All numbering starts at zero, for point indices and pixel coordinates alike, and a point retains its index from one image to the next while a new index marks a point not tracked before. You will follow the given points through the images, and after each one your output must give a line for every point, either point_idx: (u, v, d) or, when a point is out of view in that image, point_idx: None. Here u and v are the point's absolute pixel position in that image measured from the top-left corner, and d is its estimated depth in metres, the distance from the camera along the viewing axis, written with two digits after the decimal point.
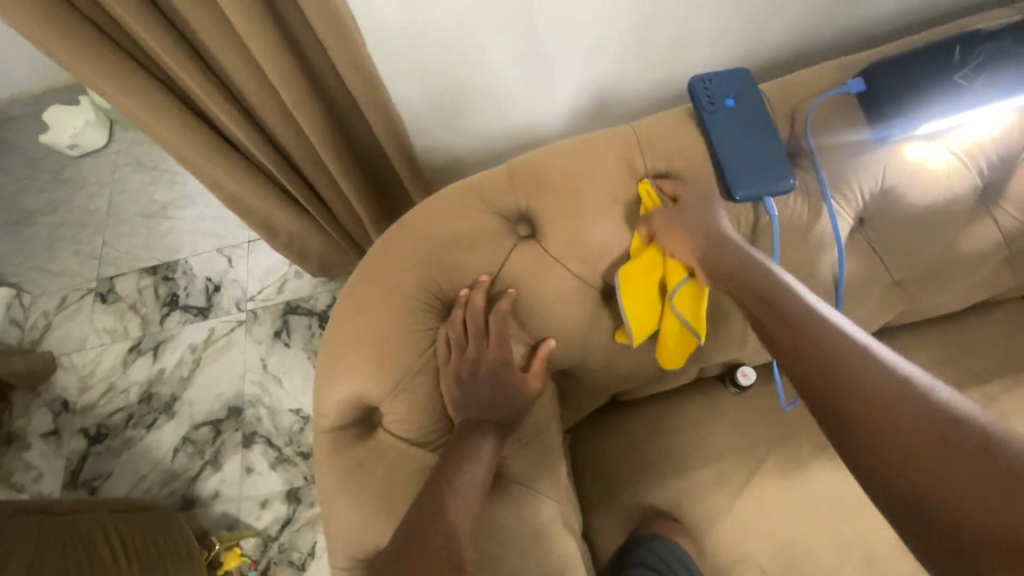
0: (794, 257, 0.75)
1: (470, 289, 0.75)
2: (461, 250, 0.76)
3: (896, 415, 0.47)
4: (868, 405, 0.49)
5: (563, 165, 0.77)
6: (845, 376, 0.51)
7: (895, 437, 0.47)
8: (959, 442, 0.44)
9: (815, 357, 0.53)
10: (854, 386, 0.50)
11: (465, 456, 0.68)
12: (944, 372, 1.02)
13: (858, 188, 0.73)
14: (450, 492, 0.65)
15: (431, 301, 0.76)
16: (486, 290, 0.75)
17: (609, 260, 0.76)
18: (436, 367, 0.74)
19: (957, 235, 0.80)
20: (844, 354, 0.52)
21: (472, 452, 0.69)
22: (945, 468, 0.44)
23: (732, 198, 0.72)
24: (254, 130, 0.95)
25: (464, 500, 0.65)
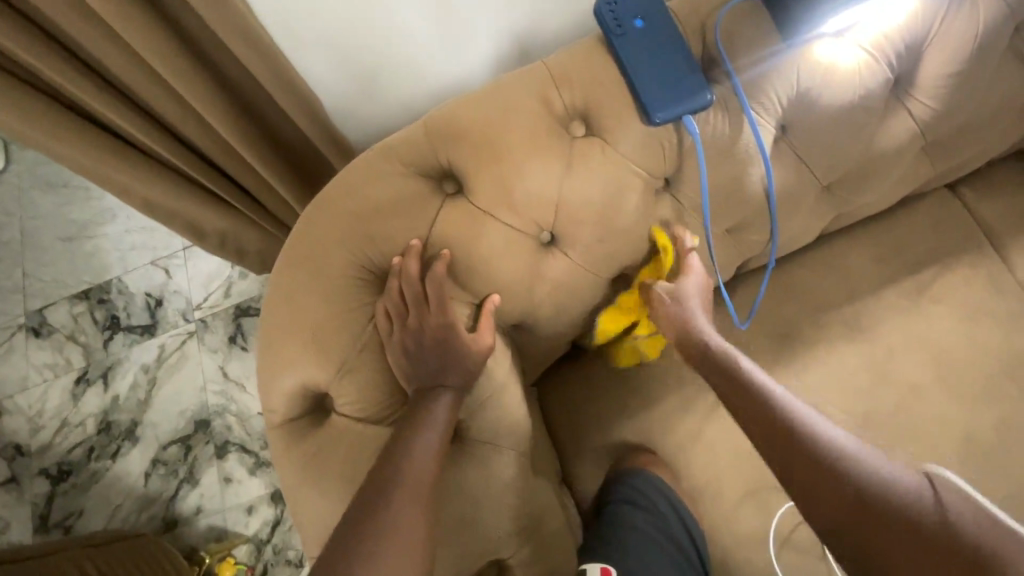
0: (721, 176, 0.76)
1: (402, 256, 0.72)
2: (387, 217, 0.73)
3: (783, 441, 0.66)
4: (802, 436, 0.65)
5: (482, 114, 0.73)
6: (785, 422, 0.67)
7: (795, 461, 0.64)
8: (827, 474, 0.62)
9: (756, 399, 0.70)
10: (766, 426, 0.68)
11: (421, 425, 0.68)
12: (878, 269, 1.07)
13: (775, 95, 0.72)
14: (412, 463, 0.65)
15: (363, 275, 0.73)
16: (420, 255, 0.72)
17: (542, 207, 0.74)
18: (381, 342, 0.72)
19: (875, 132, 0.81)
20: (793, 450, 0.65)
21: (429, 420, 0.68)
22: (814, 488, 0.63)
23: (652, 122, 0.70)
24: (154, 127, 0.87)
25: (426, 470, 0.65)
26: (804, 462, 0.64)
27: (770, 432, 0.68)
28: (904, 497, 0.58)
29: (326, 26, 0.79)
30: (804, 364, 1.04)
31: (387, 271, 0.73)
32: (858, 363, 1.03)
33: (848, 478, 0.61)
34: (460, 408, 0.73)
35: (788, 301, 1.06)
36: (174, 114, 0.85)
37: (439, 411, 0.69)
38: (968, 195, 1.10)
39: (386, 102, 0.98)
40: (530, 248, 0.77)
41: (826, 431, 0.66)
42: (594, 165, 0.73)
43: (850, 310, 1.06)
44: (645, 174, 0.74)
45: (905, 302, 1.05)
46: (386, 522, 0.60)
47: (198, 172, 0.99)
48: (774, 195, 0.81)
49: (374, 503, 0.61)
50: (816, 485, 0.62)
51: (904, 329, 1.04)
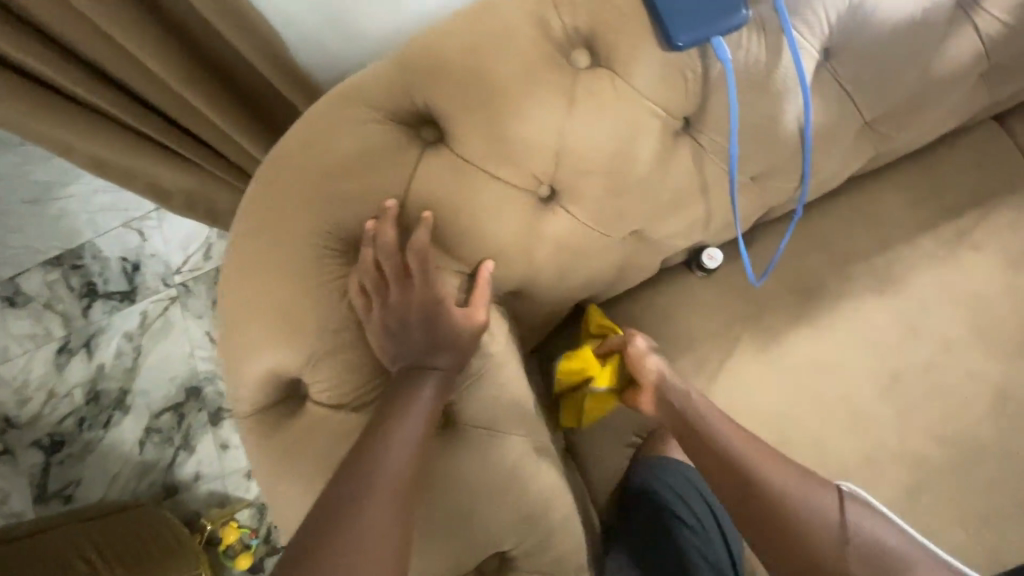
0: (753, 112, 0.63)
1: (376, 220, 0.61)
2: (356, 174, 0.62)
3: (733, 471, 0.74)
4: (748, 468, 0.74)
5: (465, 42, 0.60)
6: (768, 499, 0.72)
7: (739, 493, 0.73)
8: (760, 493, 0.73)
9: (713, 448, 0.75)
10: (725, 465, 0.74)
11: (402, 409, 0.60)
12: (913, 215, 0.96)
13: (821, 10, 0.60)
14: (389, 450, 0.59)
15: (330, 243, 0.62)
16: (397, 219, 0.61)
17: (540, 157, 0.62)
18: (357, 320, 0.63)
19: (933, 54, 0.68)
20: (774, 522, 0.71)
21: (412, 405, 0.60)
22: (747, 506, 0.73)
23: (674, 47, 0.58)
24: (83, 73, 0.74)
25: (405, 461, 0.59)
26: (755, 493, 0.72)
27: (724, 468, 0.74)
28: (818, 507, 0.72)
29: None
30: (829, 321, 0.95)
31: (360, 238, 0.63)
32: (886, 319, 0.95)
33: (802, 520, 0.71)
34: (449, 390, 0.64)
35: (813, 253, 0.96)
36: (106, 57, 0.71)
37: (424, 395, 0.61)
38: (1016, 128, 0.98)
39: (351, 32, 0.83)
40: (527, 205, 0.66)
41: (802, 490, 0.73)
42: (601, 102, 0.60)
43: (880, 260, 0.96)
44: (662, 113, 0.62)
45: (941, 252, 0.96)
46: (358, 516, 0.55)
47: (147, 126, 0.86)
48: (811, 134, 0.69)
49: (346, 496, 0.56)
50: (751, 507, 0.73)
51: (939, 280, 0.95)
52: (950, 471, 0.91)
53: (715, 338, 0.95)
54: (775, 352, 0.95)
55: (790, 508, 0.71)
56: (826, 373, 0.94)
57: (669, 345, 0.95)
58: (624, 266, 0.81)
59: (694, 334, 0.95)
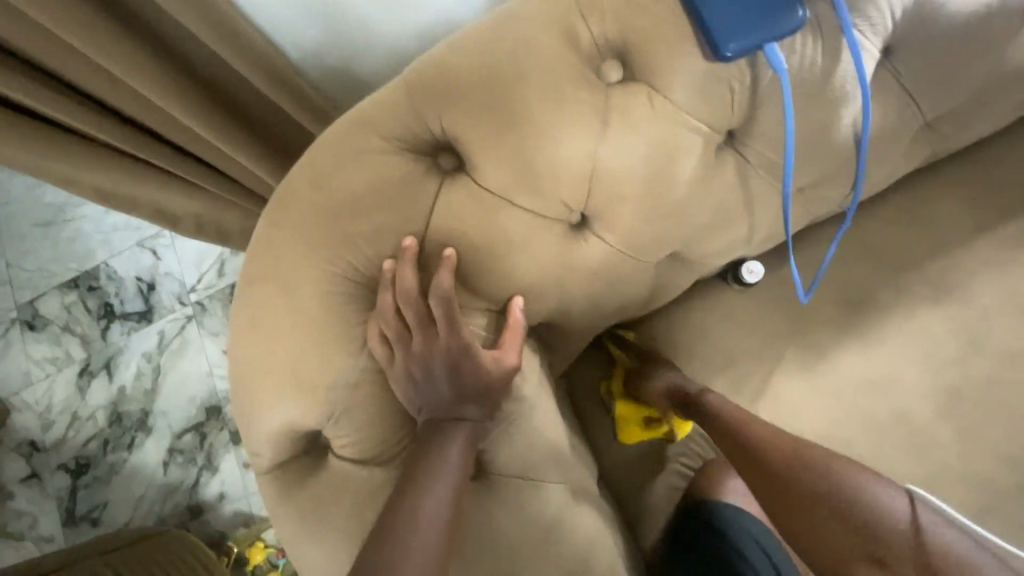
0: (806, 123, 0.57)
1: (395, 261, 0.56)
2: (369, 212, 0.56)
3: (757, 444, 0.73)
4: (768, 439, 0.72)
5: (483, 60, 0.54)
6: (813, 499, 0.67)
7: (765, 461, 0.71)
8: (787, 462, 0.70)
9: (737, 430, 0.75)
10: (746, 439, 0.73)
11: (433, 468, 0.55)
12: (965, 216, 0.89)
13: (885, 5, 0.53)
14: (420, 520, 0.53)
15: (346, 288, 0.57)
16: (416, 259, 0.56)
17: (570, 183, 0.57)
18: (379, 370, 0.58)
19: (1005, 46, 0.60)
20: (817, 514, 0.67)
21: (442, 461, 0.55)
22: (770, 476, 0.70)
23: (722, 57, 0.51)
24: (83, 107, 0.69)
25: (438, 523, 0.53)
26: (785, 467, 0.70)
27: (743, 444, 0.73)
28: (874, 495, 0.67)
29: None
30: (881, 334, 0.88)
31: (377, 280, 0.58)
32: (941, 329, 0.88)
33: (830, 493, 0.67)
34: (480, 439, 0.60)
35: (861, 261, 0.89)
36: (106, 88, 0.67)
37: (453, 448, 0.56)
38: None
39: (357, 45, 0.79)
40: (555, 234, 0.60)
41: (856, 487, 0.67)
42: (637, 121, 0.54)
43: (933, 266, 0.88)
44: (704, 129, 0.56)
45: (999, 255, 0.88)
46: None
47: (155, 156, 0.81)
48: (868, 141, 0.62)
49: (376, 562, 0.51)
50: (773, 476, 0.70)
51: (997, 286, 0.88)
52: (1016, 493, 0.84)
53: (756, 356, 0.89)
54: (822, 371, 0.89)
55: (841, 505, 0.66)
56: (878, 390, 0.88)
57: (707, 364, 0.89)
58: (660, 287, 0.75)
59: (733, 352, 0.89)
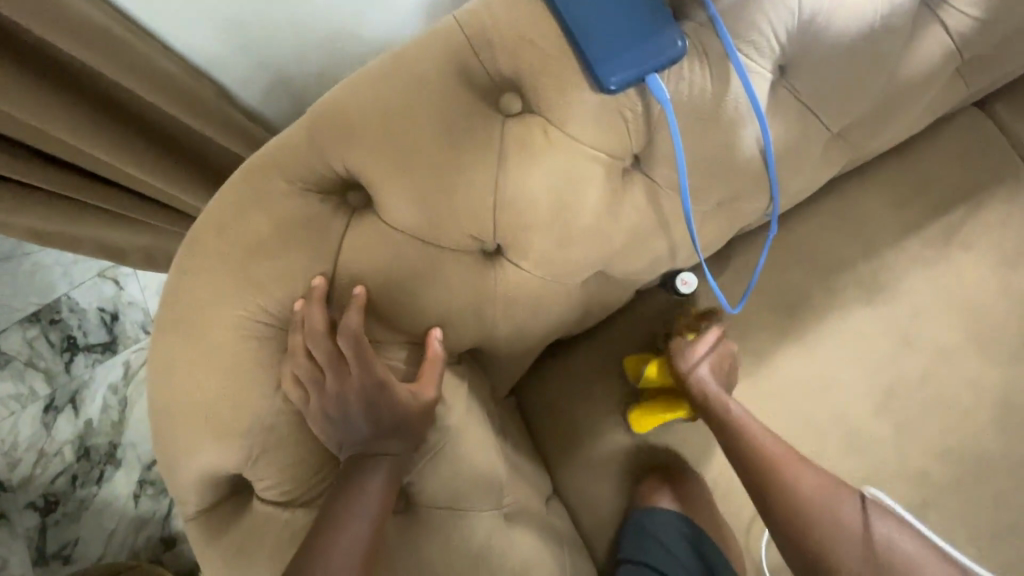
0: (705, 145, 0.58)
1: (304, 302, 0.56)
2: (276, 255, 0.56)
3: (744, 449, 0.75)
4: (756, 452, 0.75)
5: (379, 100, 0.54)
6: (802, 521, 0.71)
7: (749, 467, 0.75)
8: (768, 472, 0.74)
9: (736, 437, 0.76)
10: (738, 448, 0.76)
11: (347, 511, 0.55)
12: (898, 214, 0.89)
13: (768, 29, 0.54)
14: (333, 566, 0.54)
15: (258, 331, 0.57)
16: (325, 300, 0.56)
17: (477, 214, 0.57)
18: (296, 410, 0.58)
19: (900, 59, 0.61)
20: (798, 524, 0.72)
21: (358, 501, 0.56)
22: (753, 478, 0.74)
23: (607, 90, 0.52)
24: (5, 151, 0.68)
25: (353, 564, 0.55)
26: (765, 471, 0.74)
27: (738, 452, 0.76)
28: (833, 508, 0.72)
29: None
30: (821, 336, 0.89)
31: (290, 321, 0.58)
32: (878, 329, 0.88)
33: (800, 503, 0.72)
34: (402, 474, 0.60)
35: (795, 263, 0.89)
36: (31, 135, 0.67)
37: (369, 487, 0.57)
38: (1000, 112, 0.90)
39: None
40: (468, 264, 0.61)
41: (823, 500, 0.73)
42: (536, 152, 0.55)
43: (868, 267, 0.89)
44: (604, 156, 0.56)
45: (929, 251, 0.88)
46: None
47: (91, 197, 0.81)
48: (774, 158, 0.63)
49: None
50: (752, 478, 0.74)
51: (931, 284, 0.88)
52: (955, 487, 0.85)
53: None
54: (763, 377, 0.89)
55: (817, 521, 0.71)
56: (817, 392, 0.88)
57: None
58: (591, 304, 0.76)
59: None
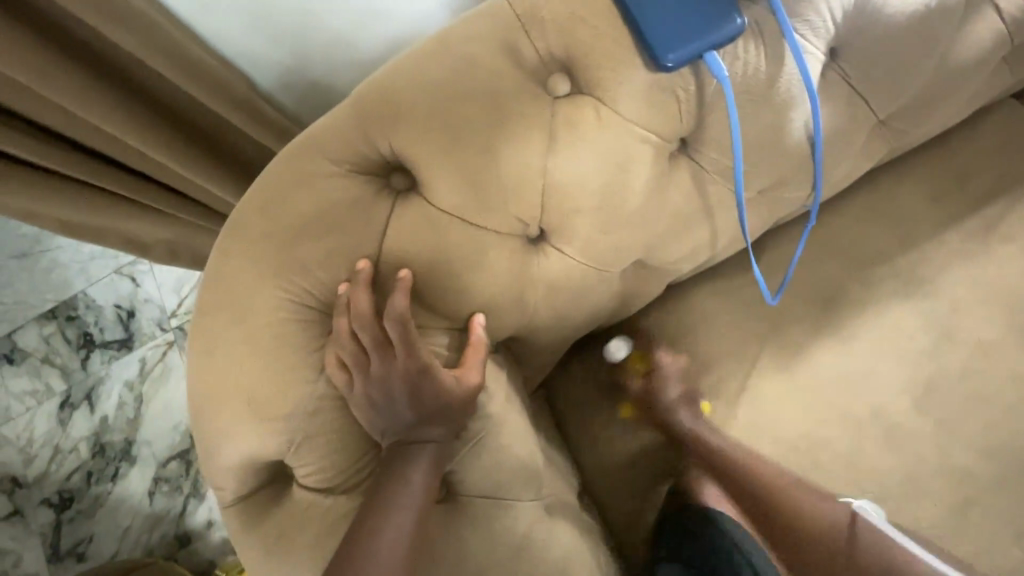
0: (755, 128, 0.57)
1: (349, 284, 0.55)
2: (320, 236, 0.55)
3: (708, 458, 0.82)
4: (718, 461, 0.81)
5: (425, 79, 0.53)
6: (788, 523, 0.77)
7: (716, 475, 0.81)
8: (728, 476, 0.81)
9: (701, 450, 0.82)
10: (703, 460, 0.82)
11: (393, 497, 0.54)
12: (936, 207, 0.87)
13: (823, 7, 0.53)
14: (379, 555, 0.52)
15: (301, 313, 0.56)
16: (370, 282, 0.55)
17: (523, 198, 0.56)
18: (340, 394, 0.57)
19: (951, 44, 0.60)
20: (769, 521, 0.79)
21: (403, 486, 0.55)
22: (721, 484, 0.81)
23: (663, 67, 0.51)
24: (33, 137, 0.67)
25: (400, 552, 0.53)
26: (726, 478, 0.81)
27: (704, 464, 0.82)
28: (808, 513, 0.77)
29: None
30: (856, 331, 0.87)
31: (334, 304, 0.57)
32: (916, 324, 0.86)
33: (767, 504, 0.79)
34: (445, 461, 0.59)
35: (830, 257, 0.88)
36: (67, 122, 0.66)
37: (414, 472, 0.56)
38: None
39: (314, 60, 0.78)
40: (511, 250, 0.60)
41: (796, 498, 0.78)
42: (586, 133, 0.54)
43: (906, 261, 0.87)
44: (653, 138, 0.56)
45: (967, 245, 0.86)
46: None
47: (122, 186, 0.80)
48: (821, 143, 0.61)
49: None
50: (721, 484, 0.81)
51: (970, 278, 0.86)
52: (998, 486, 0.83)
53: (733, 358, 0.88)
54: (797, 372, 0.87)
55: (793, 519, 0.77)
56: (853, 389, 0.86)
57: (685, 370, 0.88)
58: (628, 295, 0.74)
59: (711, 354, 0.88)
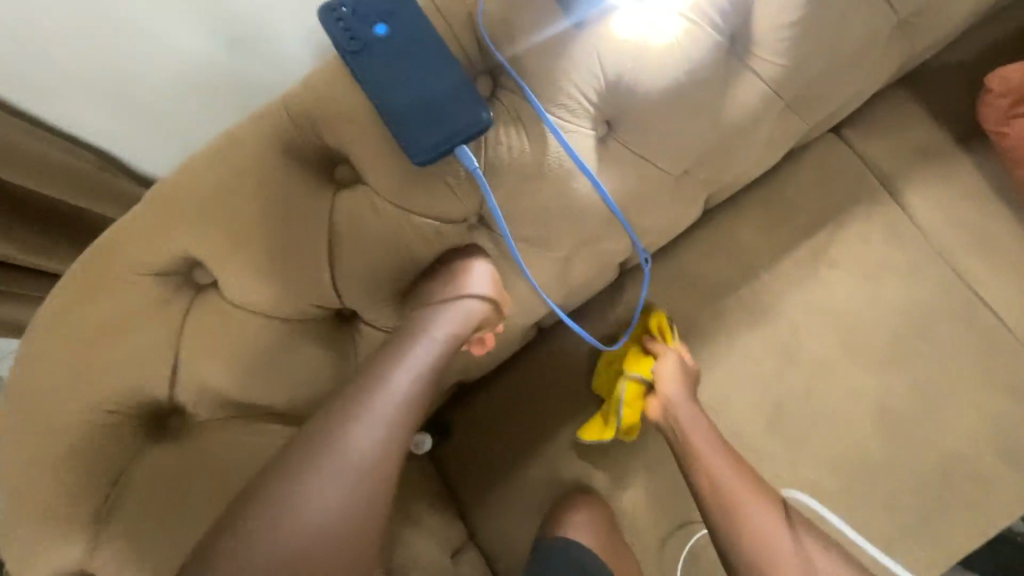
0: (539, 195, 0.66)
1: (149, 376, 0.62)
2: (122, 332, 0.61)
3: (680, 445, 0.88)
4: (689, 451, 0.87)
5: (209, 183, 0.61)
6: (717, 513, 0.83)
7: (688, 460, 0.87)
8: (691, 464, 0.86)
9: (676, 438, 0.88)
10: (682, 446, 0.87)
11: (366, 404, 0.62)
12: (771, 239, 1.01)
13: (576, 91, 0.62)
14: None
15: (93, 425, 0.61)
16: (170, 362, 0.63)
17: (306, 284, 0.63)
18: (140, 480, 0.62)
19: (722, 103, 0.72)
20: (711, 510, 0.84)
21: (389, 389, 0.63)
22: (693, 473, 0.86)
23: (416, 162, 0.58)
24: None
25: (357, 467, 0.60)
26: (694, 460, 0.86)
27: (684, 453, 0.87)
28: (744, 507, 0.82)
29: (78, 60, 0.71)
30: (713, 354, 0.99)
31: (140, 404, 0.63)
32: (760, 346, 0.98)
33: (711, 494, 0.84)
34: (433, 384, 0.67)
35: (682, 289, 1.01)
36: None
37: (400, 376, 0.64)
38: (854, 140, 1.03)
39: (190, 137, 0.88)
40: (310, 338, 0.67)
41: (734, 493, 0.83)
42: (365, 217, 0.62)
43: (747, 290, 1.00)
44: (433, 218, 0.63)
45: (801, 272, 1.00)
46: (274, 541, 0.56)
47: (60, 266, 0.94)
48: (613, 202, 0.71)
49: (267, 511, 0.57)
50: (689, 470, 0.86)
51: (804, 301, 0.99)
52: (843, 487, 0.95)
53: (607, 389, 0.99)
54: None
55: (717, 511, 0.83)
56: (711, 409, 0.98)
57: (563, 402, 0.99)
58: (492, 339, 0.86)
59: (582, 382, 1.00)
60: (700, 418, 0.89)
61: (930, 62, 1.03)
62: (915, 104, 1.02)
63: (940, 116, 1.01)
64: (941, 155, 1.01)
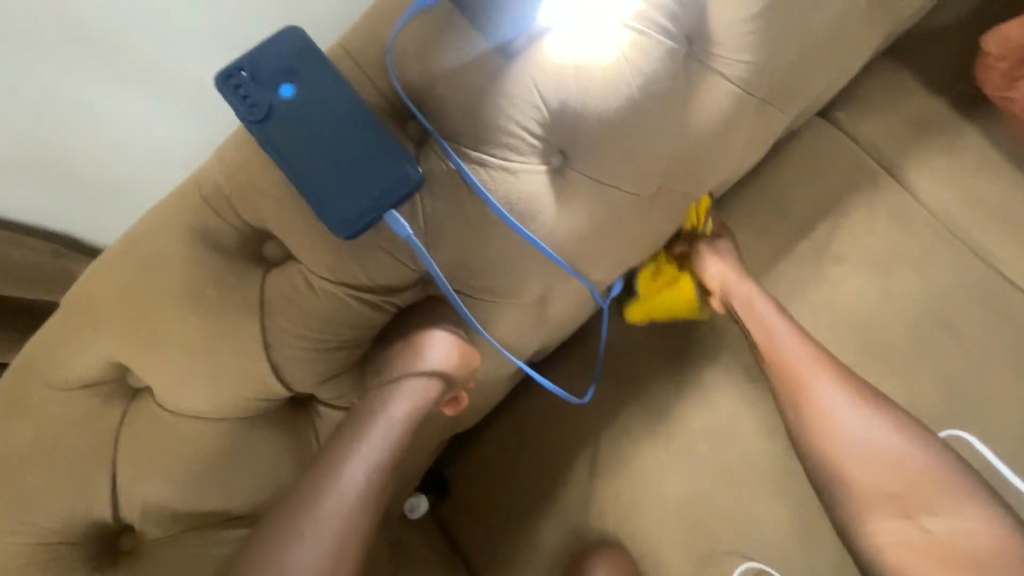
0: (494, 246, 0.59)
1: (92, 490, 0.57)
2: (52, 456, 0.56)
3: (767, 354, 0.78)
4: (777, 358, 0.77)
5: (121, 282, 0.56)
6: (814, 430, 0.72)
7: (776, 368, 0.77)
8: (781, 374, 0.76)
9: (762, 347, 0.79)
10: (770, 354, 0.78)
11: (312, 517, 0.53)
12: (767, 240, 0.93)
13: (513, 129, 0.56)
14: None
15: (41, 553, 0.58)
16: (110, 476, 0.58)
17: (244, 380, 0.57)
18: None
19: (685, 115, 0.64)
20: (806, 422, 0.73)
21: (338, 496, 0.55)
22: (784, 383, 0.76)
23: (342, 236, 0.51)
24: None
25: None
26: (782, 366, 0.76)
27: (774, 363, 0.77)
28: (849, 425, 0.70)
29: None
30: (722, 378, 0.90)
31: (87, 524, 0.59)
32: None
33: (808, 408, 0.73)
34: (389, 482, 0.59)
35: None
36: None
37: (351, 478, 0.55)
38: (844, 121, 0.95)
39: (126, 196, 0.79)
40: (259, 433, 0.61)
41: (835, 409, 0.71)
42: (296, 301, 0.55)
43: None
44: (370, 291, 0.57)
45: (804, 272, 0.91)
46: None
47: None
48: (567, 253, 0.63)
49: None
50: (780, 382, 0.76)
51: (812, 303, 0.90)
52: None
53: (610, 424, 0.91)
54: (667, 436, 0.90)
55: (812, 427, 0.72)
56: (725, 437, 0.89)
57: (564, 445, 0.92)
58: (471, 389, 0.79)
59: (582, 418, 0.92)
60: (790, 327, 0.79)
61: (916, 28, 0.94)
62: (906, 74, 0.94)
63: (933, 85, 0.93)
64: (943, 127, 0.92)
